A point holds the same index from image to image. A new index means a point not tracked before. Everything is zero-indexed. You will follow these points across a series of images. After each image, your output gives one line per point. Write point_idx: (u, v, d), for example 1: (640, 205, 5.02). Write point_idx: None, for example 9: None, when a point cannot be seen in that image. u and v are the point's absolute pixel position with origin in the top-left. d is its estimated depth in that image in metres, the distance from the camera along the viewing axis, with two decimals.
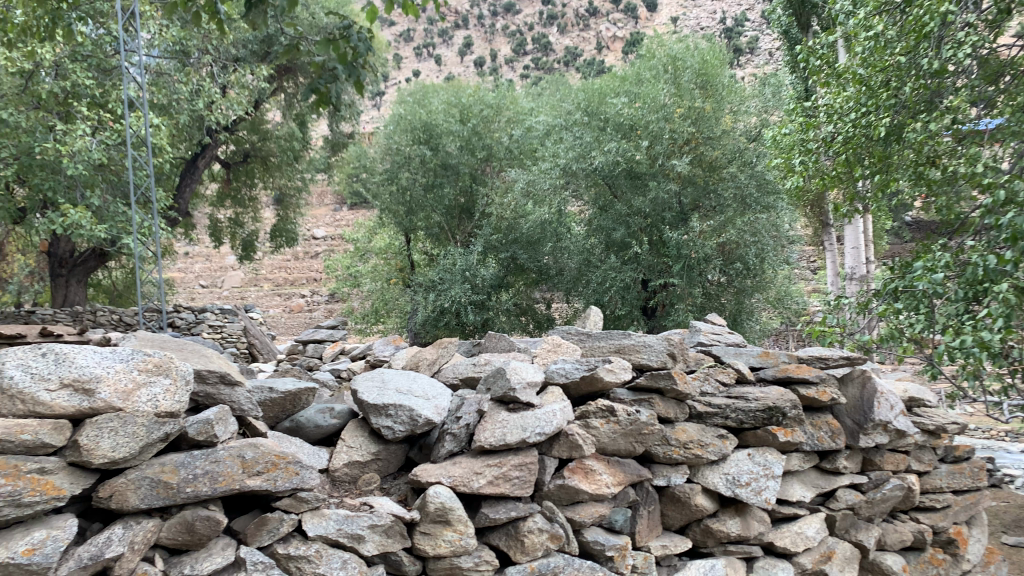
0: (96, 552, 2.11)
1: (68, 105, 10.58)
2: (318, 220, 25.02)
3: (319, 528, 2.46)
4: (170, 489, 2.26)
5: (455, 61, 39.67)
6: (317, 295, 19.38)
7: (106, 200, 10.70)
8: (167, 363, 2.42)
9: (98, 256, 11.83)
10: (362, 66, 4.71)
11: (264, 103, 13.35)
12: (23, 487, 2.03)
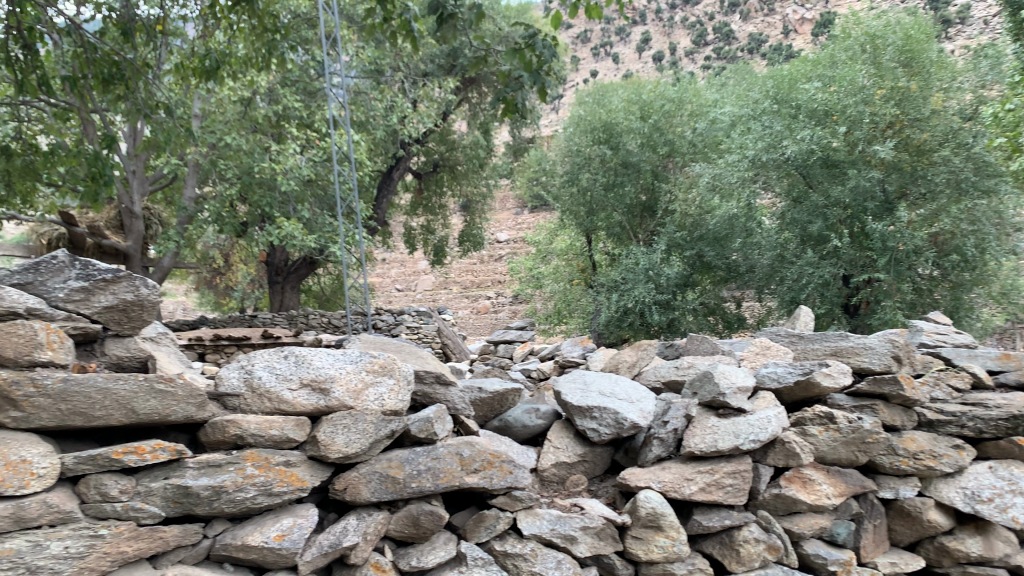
0: (335, 540, 2.27)
1: (280, 127, 11.58)
2: (501, 224, 25.68)
3: (534, 527, 2.51)
4: (397, 483, 2.39)
5: (633, 58, 39.22)
6: (502, 296, 19.85)
7: (314, 213, 11.63)
8: (391, 365, 2.58)
9: (307, 264, 12.84)
10: (548, 71, 4.75)
11: (452, 114, 13.88)
12: (273, 478, 2.25)
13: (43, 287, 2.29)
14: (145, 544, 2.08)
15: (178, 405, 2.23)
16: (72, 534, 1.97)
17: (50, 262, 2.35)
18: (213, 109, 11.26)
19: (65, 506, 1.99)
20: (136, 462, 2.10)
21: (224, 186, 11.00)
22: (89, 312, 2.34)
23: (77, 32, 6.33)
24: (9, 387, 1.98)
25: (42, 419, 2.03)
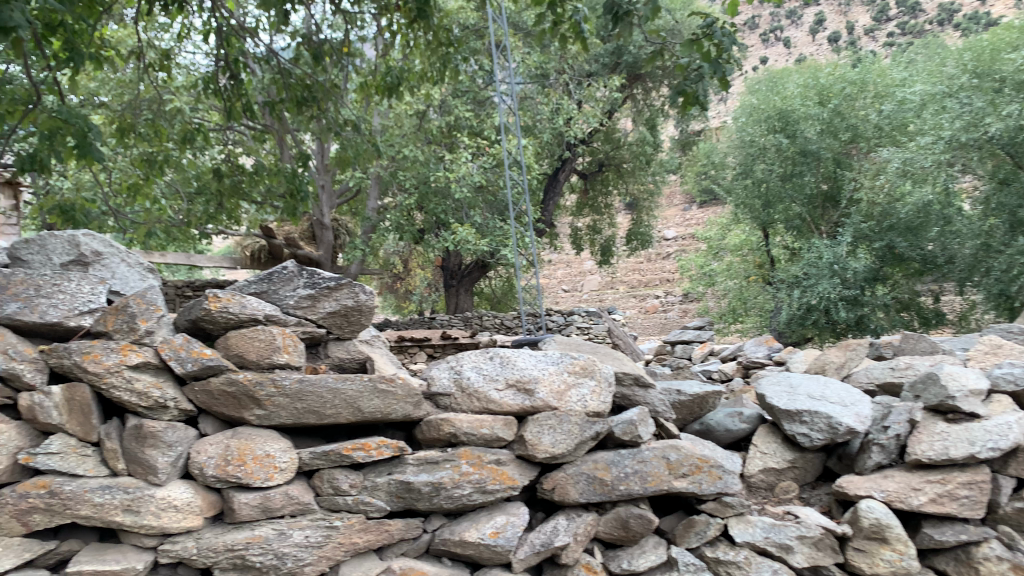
0: (546, 539, 2.30)
1: (452, 137, 11.97)
2: (669, 221, 25.18)
3: (746, 535, 2.44)
4: (605, 485, 2.38)
5: (806, 41, 37.16)
6: (672, 295, 19.43)
7: (485, 218, 11.87)
8: (592, 366, 2.57)
9: (480, 267, 13.20)
10: (728, 60, 4.57)
11: (618, 112, 13.76)
12: (486, 476, 2.31)
13: (276, 295, 2.48)
14: (373, 536, 2.21)
15: (398, 404, 2.35)
16: (310, 524, 2.14)
17: (280, 272, 2.53)
18: (392, 123, 11.84)
19: (304, 498, 2.17)
20: (363, 458, 2.22)
21: (404, 196, 11.57)
22: (316, 317, 2.52)
23: (274, 59, 6.87)
24: (253, 388, 2.17)
25: (281, 416, 2.22)
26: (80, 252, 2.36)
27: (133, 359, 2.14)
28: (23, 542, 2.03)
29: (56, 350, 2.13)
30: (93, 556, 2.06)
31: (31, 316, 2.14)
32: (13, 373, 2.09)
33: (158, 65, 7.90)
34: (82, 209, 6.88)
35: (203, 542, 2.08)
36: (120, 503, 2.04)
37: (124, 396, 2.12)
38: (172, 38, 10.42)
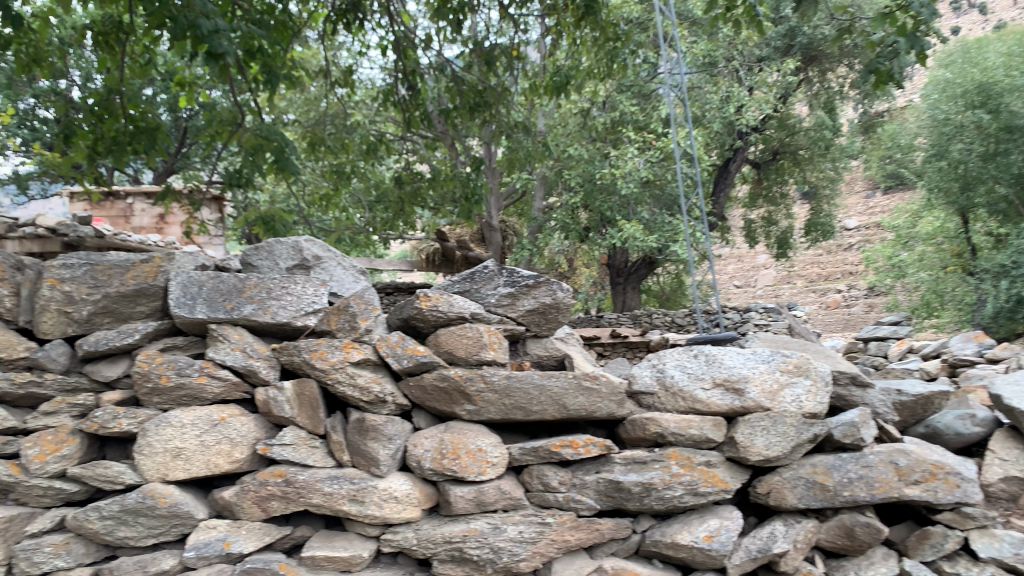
0: (763, 545, 2.21)
1: (616, 132, 11.79)
2: (850, 211, 23.66)
3: (992, 551, 2.24)
4: (827, 491, 2.24)
5: (1006, 6, 33.62)
6: (856, 288, 18.18)
7: (654, 214, 11.60)
8: (806, 364, 2.40)
9: (648, 264, 12.98)
10: (929, 30, 4.17)
11: (793, 96, 12.95)
12: (698, 478, 2.23)
13: (478, 294, 2.51)
14: (584, 534, 2.21)
15: (602, 402, 2.31)
16: (523, 519, 2.17)
17: (482, 271, 2.56)
18: (556, 123, 11.89)
19: (516, 494, 2.19)
20: (572, 456, 2.21)
21: (570, 195, 11.62)
22: (516, 315, 2.51)
23: (448, 68, 7.06)
24: (464, 383, 2.23)
25: (490, 412, 2.25)
26: (303, 256, 2.53)
27: (354, 356, 2.26)
28: (263, 526, 2.19)
29: (287, 348, 2.29)
30: (323, 542, 2.18)
31: (264, 316, 2.31)
32: (251, 369, 2.25)
33: (341, 82, 8.34)
34: (280, 220, 7.46)
35: (422, 533, 2.16)
36: (346, 493, 2.15)
37: (347, 391, 2.25)
38: (350, 56, 11.03)
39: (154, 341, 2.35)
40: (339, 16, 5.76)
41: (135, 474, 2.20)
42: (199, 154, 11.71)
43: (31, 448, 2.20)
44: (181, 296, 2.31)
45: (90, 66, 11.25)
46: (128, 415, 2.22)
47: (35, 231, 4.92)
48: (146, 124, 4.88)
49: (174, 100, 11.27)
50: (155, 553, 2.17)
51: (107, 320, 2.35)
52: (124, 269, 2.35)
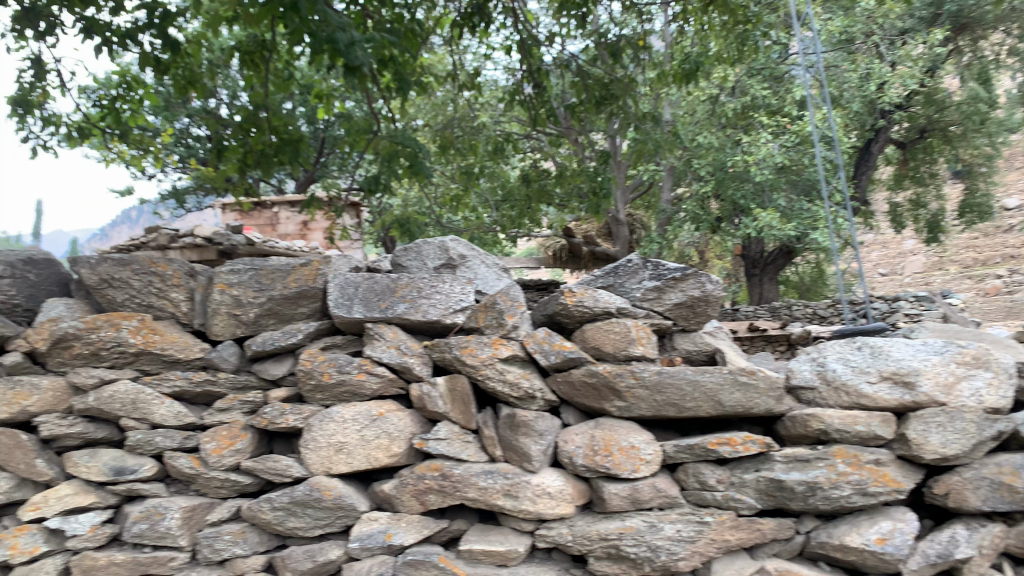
0: (943, 550, 2.08)
1: (747, 117, 11.36)
2: (1009, 189, 21.80)
3: None
4: (1015, 493, 2.09)
5: None
6: (1019, 272, 16.70)
7: (790, 201, 11.07)
8: (985, 355, 2.21)
9: (785, 253, 12.45)
10: None
11: (941, 69, 12.05)
12: (867, 477, 2.10)
13: (623, 288, 2.47)
14: (745, 534, 2.14)
15: (760, 398, 2.21)
16: (680, 518, 2.12)
17: (627, 265, 2.52)
18: (684, 112, 11.60)
19: (671, 492, 2.14)
20: (729, 454, 2.14)
21: (701, 184, 11.28)
22: (663, 309, 2.44)
23: (574, 63, 7.03)
24: (614, 379, 2.19)
25: (641, 409, 2.21)
26: (449, 256, 2.57)
27: (503, 352, 2.27)
28: (421, 519, 2.25)
29: (438, 345, 2.33)
30: (479, 536, 2.21)
31: (415, 315, 2.36)
32: (405, 366, 2.31)
33: (468, 85, 8.45)
34: (414, 222, 7.68)
35: (577, 530, 2.15)
36: (501, 488, 2.17)
37: (498, 387, 2.26)
38: (475, 58, 11.20)
39: (314, 341, 2.47)
40: (465, 21, 5.83)
41: (302, 467, 2.31)
42: (337, 163, 12.26)
43: (209, 443, 2.35)
44: (339, 297, 2.42)
45: (237, 84, 12.01)
46: (294, 411, 2.34)
47: (195, 241, 5.29)
48: (290, 136, 5.16)
49: (312, 112, 11.84)
50: (322, 543, 2.27)
51: (272, 321, 2.48)
52: (285, 273, 2.46)
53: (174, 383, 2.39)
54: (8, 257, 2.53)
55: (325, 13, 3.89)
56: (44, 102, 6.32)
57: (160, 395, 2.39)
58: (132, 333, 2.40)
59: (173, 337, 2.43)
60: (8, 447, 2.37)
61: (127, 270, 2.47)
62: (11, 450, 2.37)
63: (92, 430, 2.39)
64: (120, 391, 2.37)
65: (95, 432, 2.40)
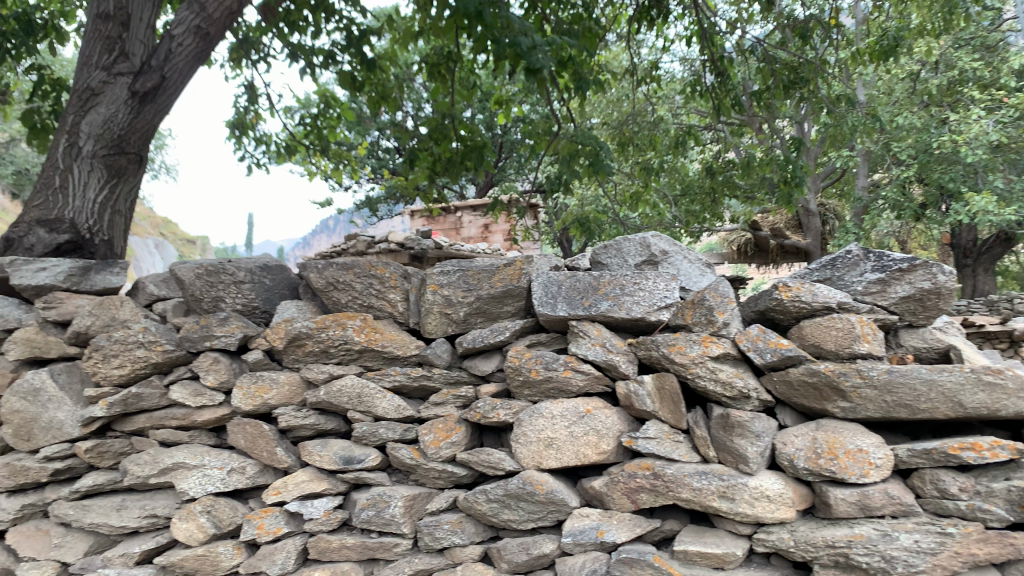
0: None
1: (955, 93, 10.37)
2: None
3: None
4: None
5: None
6: None
7: (1010, 181, 9.94)
8: None
9: (1003, 241, 11.23)
10: None
11: None
12: None
13: (842, 282, 2.33)
14: (996, 549, 1.95)
15: (1008, 401, 1.99)
16: (918, 528, 1.97)
17: (845, 257, 2.37)
18: (881, 91, 10.79)
19: (906, 499, 2.00)
20: (975, 460, 1.95)
21: (901, 169, 10.42)
22: (887, 303, 2.28)
23: (761, 48, 6.71)
24: (838, 378, 2.07)
25: (868, 410, 2.07)
26: (651, 252, 2.50)
27: (714, 350, 2.20)
28: (633, 518, 2.24)
29: (645, 342, 2.30)
30: (694, 537, 2.17)
31: (619, 312, 2.35)
32: (611, 364, 2.30)
33: (647, 78, 8.31)
34: (594, 222, 7.67)
35: (799, 535, 2.06)
36: (716, 490, 2.12)
37: (710, 386, 2.20)
38: (652, 52, 11.05)
39: (520, 337, 2.52)
40: (643, 15, 5.73)
41: (514, 462, 2.37)
42: (515, 166, 12.53)
43: (427, 435, 2.47)
44: (543, 295, 2.45)
45: (422, 96, 12.60)
46: (505, 407, 2.40)
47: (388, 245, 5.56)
48: (474, 142, 5.36)
49: (492, 117, 12.18)
50: (536, 536, 2.32)
51: (480, 320, 2.57)
52: (491, 273, 2.54)
53: (394, 378, 2.55)
54: (247, 264, 2.79)
55: (508, 18, 3.98)
56: (257, 123, 6.96)
57: (382, 389, 2.55)
58: (356, 332, 2.58)
59: (392, 335, 2.59)
60: (252, 436, 2.61)
61: (349, 273, 2.65)
62: (255, 439, 2.61)
63: (323, 422, 2.60)
64: (347, 386, 2.56)
65: (326, 423, 2.61)
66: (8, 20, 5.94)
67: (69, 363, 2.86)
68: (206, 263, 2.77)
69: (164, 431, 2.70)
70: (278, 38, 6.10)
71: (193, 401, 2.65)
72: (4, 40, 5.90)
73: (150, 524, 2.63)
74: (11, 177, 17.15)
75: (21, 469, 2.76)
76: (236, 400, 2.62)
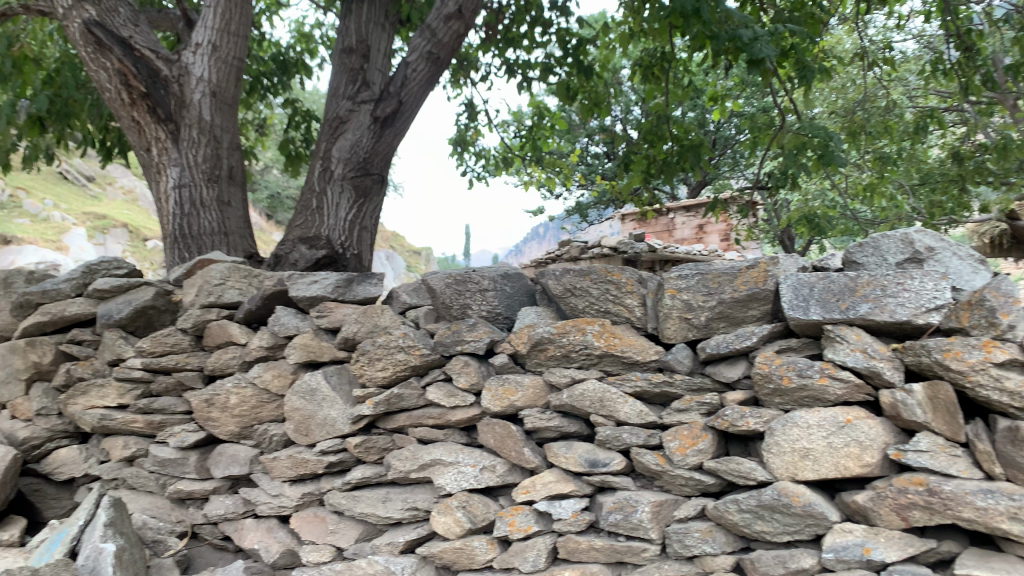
0: None
1: None
2: None
3: None
4: None
5: None
6: None
7: None
8: None
9: None
10: None
11: None
12: None
13: None
14: None
15: None
16: None
17: None
18: None
19: None
20: None
21: None
22: None
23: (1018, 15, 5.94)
24: None
25: None
26: (914, 249, 2.32)
27: (998, 356, 1.99)
28: (904, 536, 2.08)
29: (913, 348, 2.13)
30: (978, 562, 1.98)
31: (882, 315, 2.19)
32: (874, 371, 2.16)
33: (878, 60, 7.68)
34: (822, 219, 7.22)
35: None
36: (1005, 511, 1.91)
37: (993, 395, 2.00)
38: (882, 32, 10.22)
39: (768, 343, 2.42)
40: None
41: (766, 471, 2.29)
42: (730, 163, 12.11)
43: (672, 441, 2.46)
44: (793, 298, 2.34)
45: (631, 99, 12.56)
46: (755, 415, 2.33)
47: (604, 252, 6.21)
48: (691, 141, 5.26)
49: (705, 114, 11.84)
50: (793, 550, 2.23)
51: (723, 324, 2.50)
52: (733, 276, 2.47)
53: (635, 383, 2.55)
54: (490, 272, 2.94)
55: (728, 12, 3.87)
56: (476, 138, 7.32)
57: (624, 393, 2.57)
58: (597, 337, 2.62)
59: (631, 340, 2.60)
60: (501, 436, 2.74)
61: (587, 279, 2.70)
62: (504, 439, 2.73)
63: (566, 424, 2.66)
64: (589, 390, 2.61)
65: (569, 426, 2.67)
66: (266, 62, 6.71)
67: (339, 365, 3.17)
68: (454, 273, 2.97)
69: (421, 429, 2.91)
70: (497, 55, 6.38)
71: (448, 402, 2.83)
72: (263, 79, 6.67)
73: (412, 516, 2.85)
74: (266, 201, 19.34)
75: (302, 461, 3.10)
76: (486, 402, 2.77)
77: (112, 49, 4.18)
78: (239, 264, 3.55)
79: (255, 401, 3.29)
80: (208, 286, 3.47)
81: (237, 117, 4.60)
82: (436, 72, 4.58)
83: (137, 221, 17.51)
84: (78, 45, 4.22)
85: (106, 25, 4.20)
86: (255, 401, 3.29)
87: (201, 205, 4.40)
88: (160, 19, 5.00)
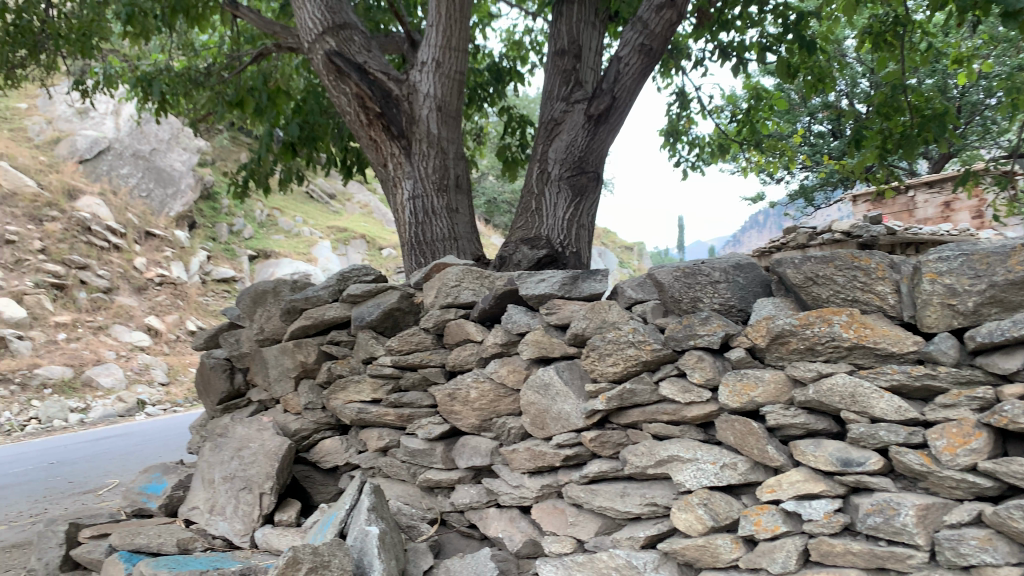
0: None
1: None
2: None
3: None
4: None
5: None
6: None
7: None
8: None
9: None
10: None
11: None
12: None
13: None
14: None
15: None
16: None
17: None
18: None
19: None
20: None
21: None
22: None
23: None
24: None
25: None
26: None
27: None
28: None
29: None
30: None
31: None
32: None
33: None
34: None
35: None
36: None
37: None
38: None
39: None
40: None
41: None
42: (981, 131, 10.83)
43: (938, 440, 2.25)
44: None
45: (858, 71, 11.66)
46: None
47: (836, 237, 5.80)
48: (934, 111, 4.78)
49: (946, 79, 10.70)
50: None
51: (996, 310, 2.25)
52: (1005, 255, 2.22)
53: (891, 377, 2.37)
54: (720, 263, 2.87)
55: None
56: (690, 127, 7.15)
57: (879, 388, 2.39)
58: (844, 328, 2.46)
59: (884, 330, 2.41)
60: (740, 433, 2.65)
61: (830, 266, 2.54)
62: (745, 436, 2.64)
63: (813, 421, 2.52)
64: (838, 385, 2.45)
65: (816, 423, 2.52)
66: (482, 73, 7.02)
67: (570, 361, 3.23)
68: (682, 266, 2.93)
69: (656, 425, 2.89)
70: (710, 40, 6.19)
71: (683, 398, 2.79)
72: (481, 90, 6.98)
73: (651, 511, 2.84)
74: (483, 207, 20.43)
75: (539, 454, 3.19)
76: (724, 397, 2.69)
77: (349, 75, 4.57)
78: (472, 267, 3.74)
79: (493, 395, 3.45)
80: (445, 288, 3.71)
81: (461, 128, 4.83)
82: (650, 61, 4.52)
83: (373, 231, 19.04)
84: (321, 75, 4.68)
85: (344, 54, 4.61)
86: (493, 395, 3.44)
87: (433, 213, 4.67)
88: (388, 43, 5.40)
